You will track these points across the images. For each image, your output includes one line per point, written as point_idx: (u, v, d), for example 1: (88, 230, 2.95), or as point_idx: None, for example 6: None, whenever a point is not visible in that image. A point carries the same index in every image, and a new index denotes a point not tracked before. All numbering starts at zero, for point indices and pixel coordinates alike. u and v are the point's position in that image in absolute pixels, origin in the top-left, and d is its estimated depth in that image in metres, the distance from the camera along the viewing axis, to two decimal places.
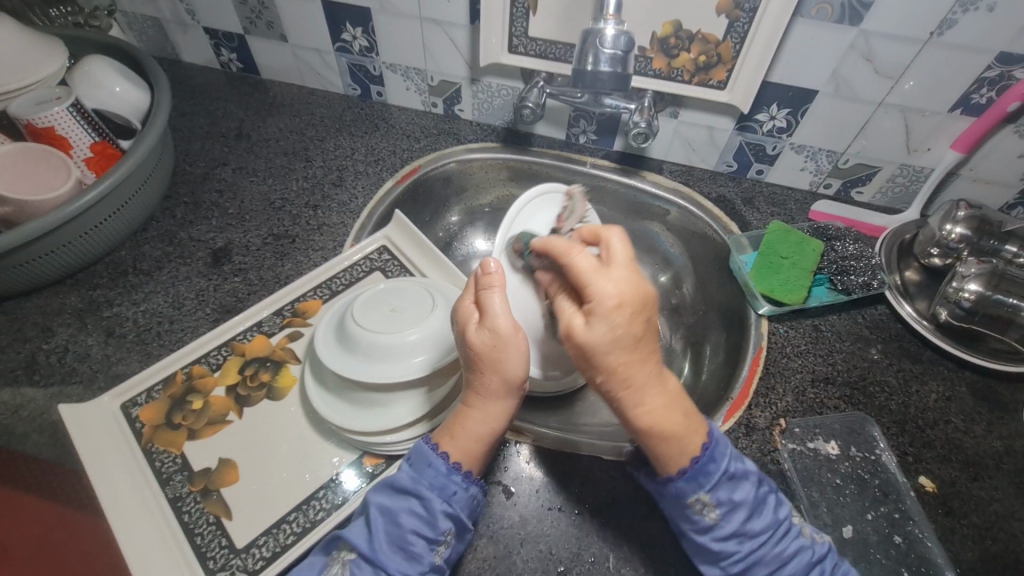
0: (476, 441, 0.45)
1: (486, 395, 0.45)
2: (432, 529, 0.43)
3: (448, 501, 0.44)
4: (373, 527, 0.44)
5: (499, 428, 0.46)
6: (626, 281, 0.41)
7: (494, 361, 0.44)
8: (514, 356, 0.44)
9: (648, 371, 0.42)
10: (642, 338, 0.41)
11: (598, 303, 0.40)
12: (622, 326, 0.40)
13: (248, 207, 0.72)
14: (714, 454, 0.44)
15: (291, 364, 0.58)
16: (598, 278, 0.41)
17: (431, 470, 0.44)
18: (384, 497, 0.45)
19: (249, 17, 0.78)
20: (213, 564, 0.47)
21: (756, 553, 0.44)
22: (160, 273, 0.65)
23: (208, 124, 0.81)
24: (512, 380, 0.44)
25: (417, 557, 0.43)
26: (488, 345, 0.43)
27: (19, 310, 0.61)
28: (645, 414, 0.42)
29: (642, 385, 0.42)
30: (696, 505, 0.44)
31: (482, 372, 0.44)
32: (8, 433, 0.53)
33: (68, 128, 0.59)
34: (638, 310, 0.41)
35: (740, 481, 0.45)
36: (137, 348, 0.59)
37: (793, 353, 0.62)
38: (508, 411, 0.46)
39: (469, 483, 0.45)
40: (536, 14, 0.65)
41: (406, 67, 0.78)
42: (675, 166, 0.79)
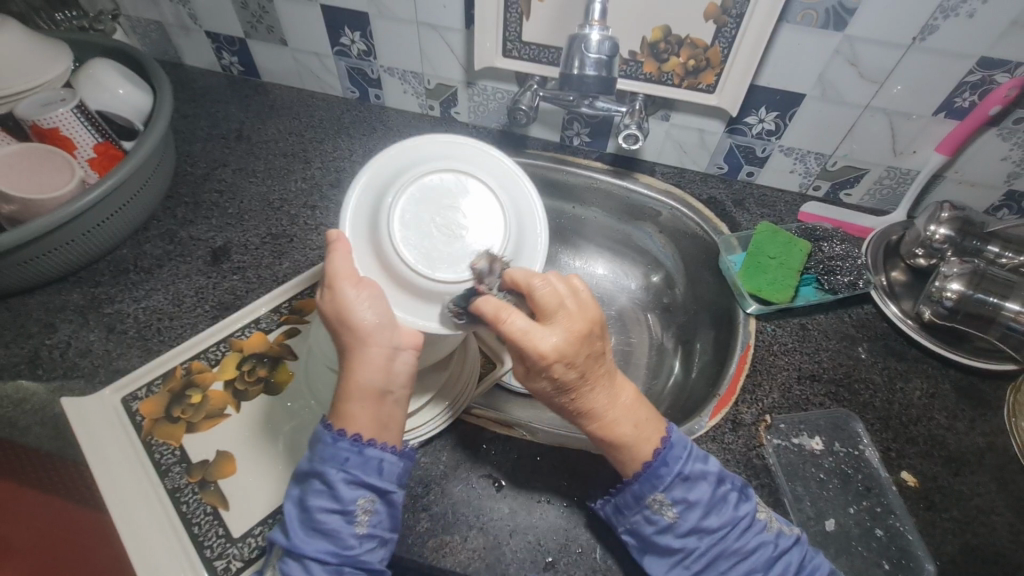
0: (353, 399, 0.44)
1: (351, 350, 0.45)
2: (337, 501, 0.42)
3: (345, 470, 0.43)
4: (290, 518, 0.44)
5: (375, 381, 0.44)
6: (555, 340, 0.42)
7: (341, 315, 0.44)
8: (357, 303, 0.44)
9: (599, 394, 0.46)
10: (583, 377, 0.44)
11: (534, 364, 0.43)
12: (560, 376, 0.43)
13: (246, 207, 0.73)
14: (666, 458, 0.46)
15: (288, 360, 0.60)
16: (528, 343, 0.42)
17: (320, 445, 0.43)
18: (296, 487, 0.45)
19: (250, 21, 0.80)
20: (211, 552, 0.48)
21: (715, 550, 0.45)
22: (160, 271, 0.66)
23: (209, 126, 0.83)
24: (360, 328, 0.44)
25: (336, 533, 0.42)
26: (329, 305, 0.44)
27: (23, 306, 0.62)
28: (598, 431, 0.46)
29: (593, 406, 0.46)
30: (654, 505, 0.46)
31: (336, 330, 0.45)
32: (12, 425, 0.54)
33: (72, 128, 0.60)
34: (575, 360, 0.43)
35: (696, 481, 0.46)
36: (138, 344, 0.60)
37: (780, 351, 0.64)
38: (379, 362, 0.44)
39: (362, 446, 0.43)
40: (530, 19, 0.66)
41: (403, 71, 0.80)
42: (667, 168, 0.81)
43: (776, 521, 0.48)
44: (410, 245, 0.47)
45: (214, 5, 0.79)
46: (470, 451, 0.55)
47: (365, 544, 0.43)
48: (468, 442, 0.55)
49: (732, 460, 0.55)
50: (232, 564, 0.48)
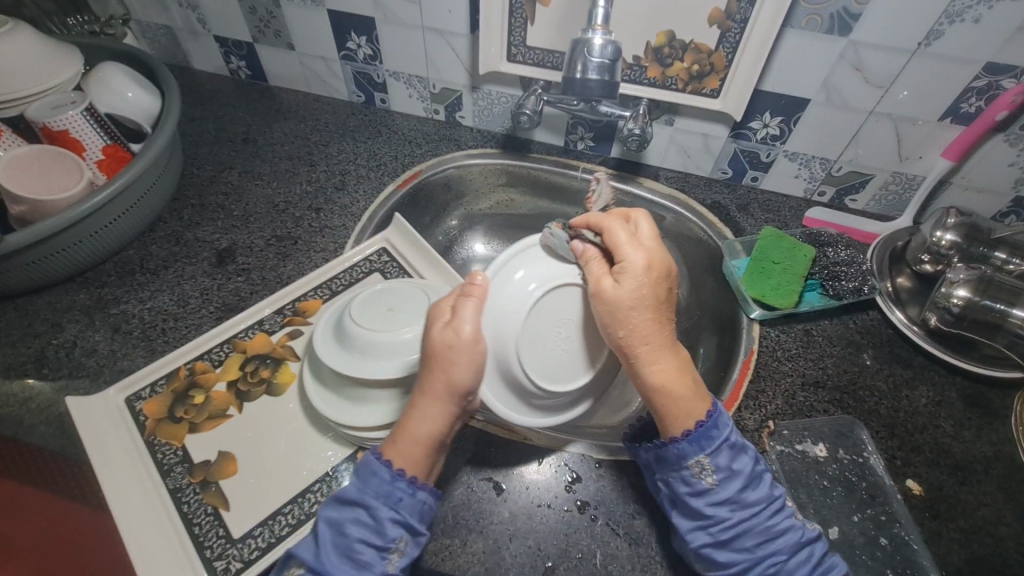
0: (413, 442, 0.46)
1: (431, 394, 0.46)
2: (379, 536, 0.43)
3: (395, 508, 0.44)
4: (321, 538, 0.44)
5: (439, 432, 0.46)
6: (654, 253, 0.49)
7: (446, 361, 0.46)
8: (463, 358, 0.46)
9: (663, 335, 0.48)
10: (661, 303, 0.48)
11: (629, 268, 0.47)
12: (649, 288, 0.47)
13: (252, 209, 0.74)
14: (716, 421, 0.48)
15: (290, 361, 0.60)
16: (627, 248, 0.49)
17: (376, 479, 0.45)
18: (333, 511, 0.46)
19: (258, 26, 0.81)
20: (212, 552, 0.48)
21: (745, 523, 0.46)
22: (166, 273, 0.67)
23: (217, 129, 0.84)
24: (456, 385, 0.46)
25: (366, 566, 0.43)
26: (443, 344, 0.46)
27: (30, 306, 0.63)
28: (658, 371, 0.48)
29: (655, 345, 0.48)
30: (695, 467, 0.47)
31: (431, 369, 0.46)
32: (18, 424, 0.55)
33: (81, 131, 0.61)
34: (661, 278, 0.48)
35: (740, 452, 0.48)
36: (142, 344, 0.61)
37: (784, 357, 0.63)
38: (450, 417, 0.47)
39: (416, 488, 0.45)
40: (534, 24, 0.67)
41: (408, 75, 0.80)
42: (671, 173, 0.80)
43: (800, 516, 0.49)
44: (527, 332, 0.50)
45: (223, 9, 0.80)
46: (471, 454, 0.55)
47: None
48: (468, 446, 0.55)
49: None
50: (231, 564, 0.48)
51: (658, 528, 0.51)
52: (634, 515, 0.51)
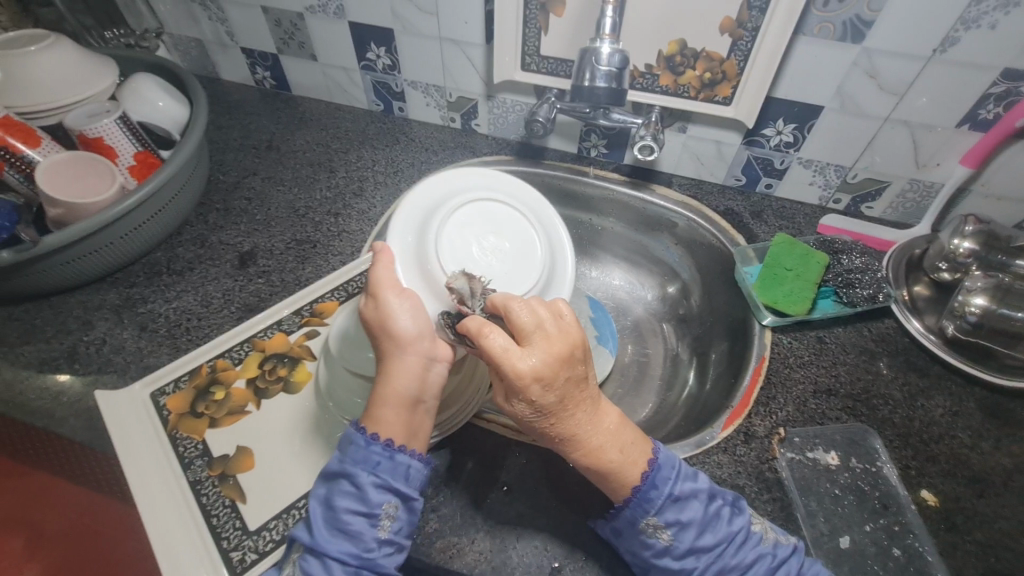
0: (388, 406, 0.45)
1: (388, 355, 0.46)
2: (364, 504, 0.43)
3: (376, 472, 0.44)
4: (314, 516, 0.45)
5: (407, 388, 0.46)
6: (541, 358, 0.41)
7: (384, 322, 0.46)
8: (399, 312, 0.46)
9: (580, 419, 0.44)
10: (564, 402, 0.42)
11: (510, 386, 0.41)
12: (539, 401, 0.41)
13: (274, 214, 0.77)
14: (654, 481, 0.46)
15: (307, 360, 0.62)
16: (506, 364, 0.40)
17: (352, 447, 0.45)
18: (323, 487, 0.46)
19: (283, 38, 0.84)
20: (227, 543, 0.50)
21: (710, 566, 0.46)
22: (191, 274, 0.69)
23: (242, 136, 0.87)
24: (400, 334, 0.46)
25: (358, 535, 0.43)
26: (374, 313, 0.47)
27: (64, 304, 0.66)
28: (582, 458, 0.45)
29: (577, 433, 0.44)
30: (648, 528, 0.46)
31: (374, 332, 0.47)
32: (49, 416, 0.57)
33: (115, 138, 0.64)
34: (554, 382, 0.41)
35: (687, 500, 0.46)
36: (167, 342, 0.63)
37: (796, 363, 0.63)
38: (412, 368, 0.46)
39: (393, 452, 0.45)
40: (548, 34, 0.68)
41: (426, 84, 0.83)
42: (684, 180, 0.81)
43: (773, 530, 0.48)
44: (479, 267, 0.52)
45: (251, 23, 0.83)
46: (479, 454, 0.56)
47: (383, 548, 0.44)
48: (478, 446, 0.56)
49: (744, 473, 0.54)
50: (246, 555, 0.49)
51: None
52: None
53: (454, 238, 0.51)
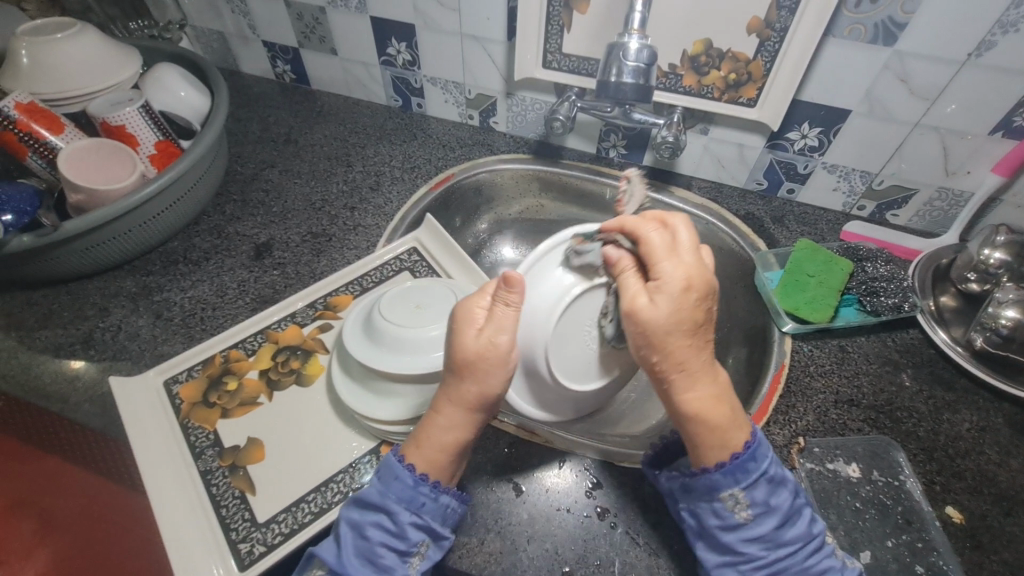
0: (441, 451, 0.45)
1: (464, 403, 0.44)
2: (402, 541, 0.44)
3: (417, 512, 0.45)
4: (342, 540, 0.45)
5: (465, 442, 0.45)
6: (694, 265, 0.42)
7: (481, 378, 0.43)
8: (499, 377, 0.43)
9: (703, 358, 0.43)
10: (702, 325, 0.42)
11: (666, 283, 0.41)
12: (686, 309, 0.41)
13: (291, 206, 0.77)
14: (754, 453, 0.44)
15: (319, 354, 0.61)
16: (669, 258, 0.43)
17: (397, 483, 0.45)
18: (354, 511, 0.46)
19: (304, 32, 0.84)
20: (236, 534, 0.49)
21: (783, 561, 0.44)
22: (207, 264, 0.70)
23: (261, 129, 0.87)
24: (488, 398, 0.44)
25: (388, 569, 0.43)
26: (480, 354, 0.43)
27: (81, 290, 0.67)
28: (694, 400, 0.43)
29: (694, 372, 0.43)
30: (728, 500, 0.45)
31: (462, 379, 0.44)
32: (64, 401, 0.58)
33: (136, 126, 0.64)
34: (702, 296, 0.42)
35: (778, 486, 0.45)
36: (182, 331, 0.63)
37: (817, 372, 0.61)
38: (476, 425, 0.46)
39: (438, 493, 0.45)
40: (571, 31, 0.67)
41: (445, 80, 0.82)
42: (704, 183, 0.80)
43: (839, 551, 0.48)
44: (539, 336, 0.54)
45: (273, 16, 0.84)
46: (491, 454, 0.55)
47: None
48: (491, 445, 0.55)
49: None
50: (254, 548, 0.49)
51: (678, 541, 0.50)
52: (655, 526, 0.50)
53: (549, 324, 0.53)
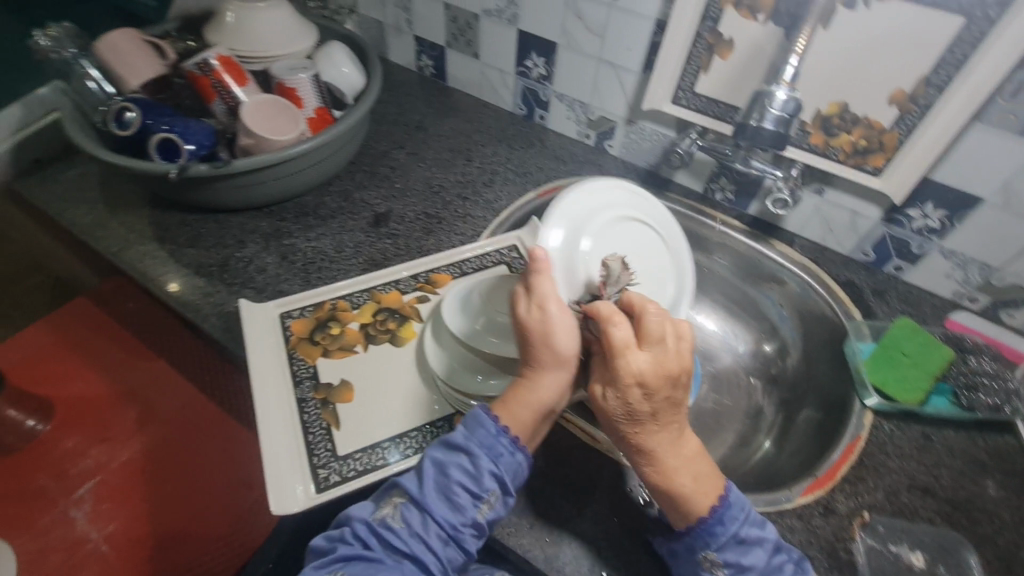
0: (528, 408, 0.50)
1: (542, 364, 0.50)
2: (476, 485, 0.48)
3: (495, 461, 0.48)
4: (425, 475, 0.49)
5: (551, 400, 0.50)
6: (651, 361, 0.44)
7: (547, 337, 0.49)
8: (562, 330, 0.49)
9: (664, 438, 0.46)
10: (658, 413, 0.45)
11: (617, 378, 0.45)
12: (637, 401, 0.44)
13: (411, 186, 0.84)
14: (722, 517, 0.46)
15: (414, 321, 0.67)
16: (621, 356, 0.45)
17: (482, 430, 0.49)
18: (439, 451, 0.50)
19: (454, 34, 0.93)
20: (317, 460, 0.55)
21: None
22: (332, 221, 0.78)
23: (397, 113, 0.96)
24: (562, 355, 0.50)
25: (461, 508, 0.47)
26: (535, 322, 0.49)
27: (226, 222, 0.76)
28: (656, 474, 0.47)
29: (653, 448, 0.46)
30: (705, 563, 0.46)
31: (531, 344, 0.50)
32: (196, 311, 0.66)
33: (305, 91, 0.73)
34: (658, 390, 0.44)
35: (753, 545, 0.46)
36: (302, 275, 0.71)
37: (894, 453, 0.59)
38: (561, 385, 0.51)
39: (515, 448, 0.49)
40: (707, 74, 0.70)
41: (573, 98, 0.87)
42: (807, 242, 0.79)
43: None
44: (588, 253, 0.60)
45: (431, 15, 0.92)
46: (552, 448, 0.58)
47: (475, 528, 0.48)
48: (554, 441, 0.58)
49: (816, 544, 0.52)
50: (330, 476, 0.54)
51: None
52: None
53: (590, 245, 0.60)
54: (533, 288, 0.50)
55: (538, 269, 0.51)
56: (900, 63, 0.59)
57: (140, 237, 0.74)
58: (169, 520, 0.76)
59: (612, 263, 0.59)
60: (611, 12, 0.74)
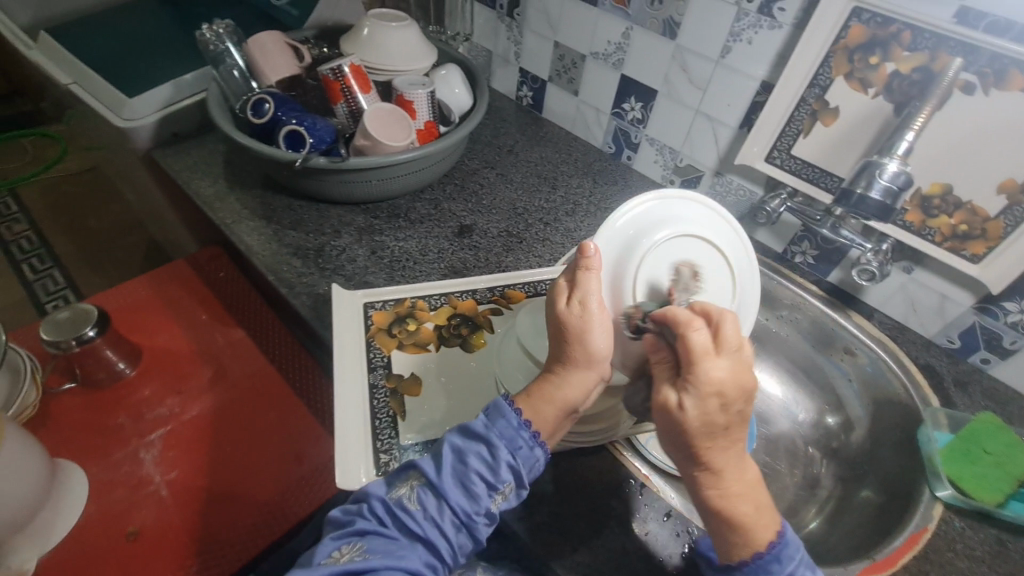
0: (551, 405, 0.50)
1: (574, 362, 0.50)
2: (492, 475, 0.49)
3: (513, 454, 0.49)
4: (442, 460, 0.50)
5: (574, 398, 0.50)
6: (730, 371, 0.42)
7: (582, 335, 0.50)
8: (597, 329, 0.50)
9: (730, 456, 0.44)
10: (730, 428, 0.43)
11: (697, 384, 0.42)
12: (713, 412, 0.42)
13: (497, 204, 0.88)
14: (779, 554, 0.44)
15: (485, 331, 0.69)
16: (700, 361, 0.42)
17: (503, 421, 0.50)
18: (457, 437, 0.51)
19: (558, 70, 0.98)
20: (381, 445, 0.58)
21: None
22: (420, 226, 0.83)
23: (492, 136, 1.02)
24: (592, 352, 0.50)
25: (476, 497, 0.48)
26: (575, 317, 0.50)
27: (326, 212, 0.83)
28: (718, 496, 0.44)
29: (721, 468, 0.44)
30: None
31: (567, 341, 0.50)
32: (291, 288, 0.72)
33: (420, 106, 0.79)
34: (734, 403, 0.42)
35: None
36: (387, 271, 0.76)
37: (963, 553, 0.56)
38: (587, 384, 0.51)
39: (535, 443, 0.50)
40: (806, 137, 0.71)
41: (663, 144, 0.90)
42: (887, 319, 0.77)
43: None
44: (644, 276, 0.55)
45: (540, 51, 0.99)
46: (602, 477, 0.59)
47: (487, 518, 0.49)
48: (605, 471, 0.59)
49: None
50: (390, 461, 0.57)
51: None
52: None
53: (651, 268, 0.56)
54: (579, 284, 0.50)
55: (588, 266, 0.51)
56: (1014, 152, 0.58)
57: (250, 214, 0.81)
58: (225, 479, 0.80)
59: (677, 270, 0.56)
60: (716, 68, 0.77)
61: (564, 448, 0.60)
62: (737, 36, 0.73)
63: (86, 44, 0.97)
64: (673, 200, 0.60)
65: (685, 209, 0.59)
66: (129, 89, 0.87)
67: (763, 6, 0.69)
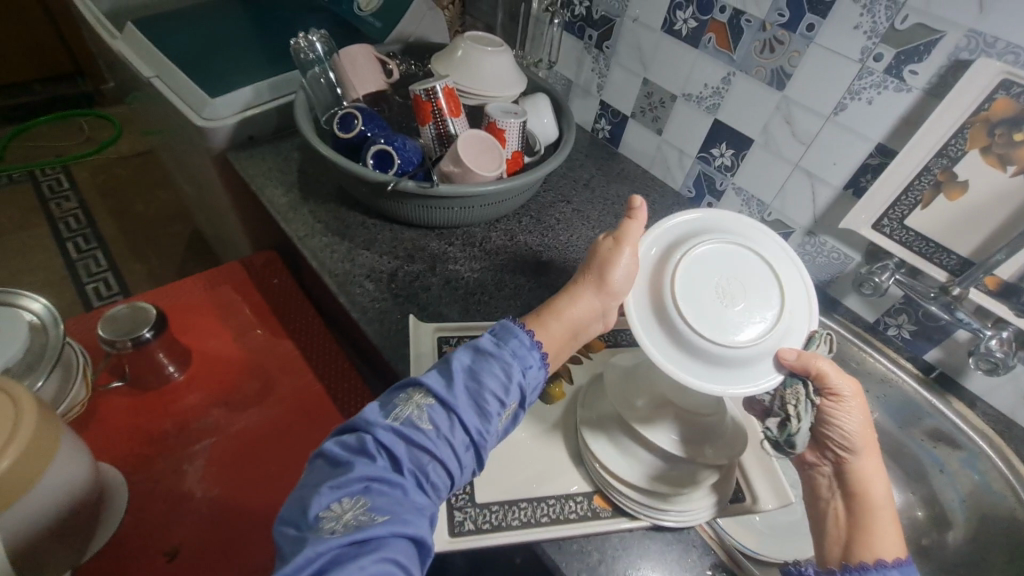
0: (560, 324, 0.51)
1: (588, 285, 0.52)
2: (506, 394, 0.46)
3: (525, 373, 0.47)
4: (453, 377, 0.46)
5: (582, 322, 0.52)
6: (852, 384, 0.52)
7: (605, 264, 0.51)
8: (622, 264, 0.51)
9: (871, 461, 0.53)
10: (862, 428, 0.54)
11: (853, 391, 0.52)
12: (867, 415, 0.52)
13: (574, 241, 0.84)
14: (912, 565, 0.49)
15: (564, 381, 0.65)
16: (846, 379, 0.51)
17: (517, 340, 0.48)
18: (465, 353, 0.48)
19: (643, 107, 0.95)
20: (454, 500, 0.54)
21: None
22: (495, 258, 0.79)
23: (568, 168, 0.99)
24: (607, 283, 0.51)
25: (487, 417, 0.45)
26: (605, 247, 0.52)
27: (400, 234, 0.80)
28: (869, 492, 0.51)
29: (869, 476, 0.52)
30: None
31: (588, 268, 0.53)
32: (363, 313, 0.69)
33: (511, 135, 0.76)
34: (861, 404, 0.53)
35: None
36: (462, 304, 0.72)
37: None
38: (594, 313, 0.53)
39: (544, 365, 0.49)
40: (924, 210, 0.67)
41: (752, 195, 0.86)
42: (991, 409, 0.72)
43: None
44: (692, 275, 0.49)
45: (626, 85, 0.95)
46: (691, 565, 0.54)
47: (494, 438, 0.47)
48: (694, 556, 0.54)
49: None
50: (465, 521, 0.53)
51: None
52: None
53: (703, 269, 0.50)
54: (617, 226, 0.53)
55: (633, 216, 0.53)
56: None
57: (323, 229, 0.79)
58: (264, 501, 0.75)
59: (734, 288, 0.49)
60: (826, 124, 0.73)
61: (650, 526, 0.55)
62: (855, 94, 0.69)
63: (169, 39, 0.96)
64: (772, 236, 0.54)
65: (769, 246, 0.53)
66: (211, 88, 0.86)
67: (891, 67, 0.65)
